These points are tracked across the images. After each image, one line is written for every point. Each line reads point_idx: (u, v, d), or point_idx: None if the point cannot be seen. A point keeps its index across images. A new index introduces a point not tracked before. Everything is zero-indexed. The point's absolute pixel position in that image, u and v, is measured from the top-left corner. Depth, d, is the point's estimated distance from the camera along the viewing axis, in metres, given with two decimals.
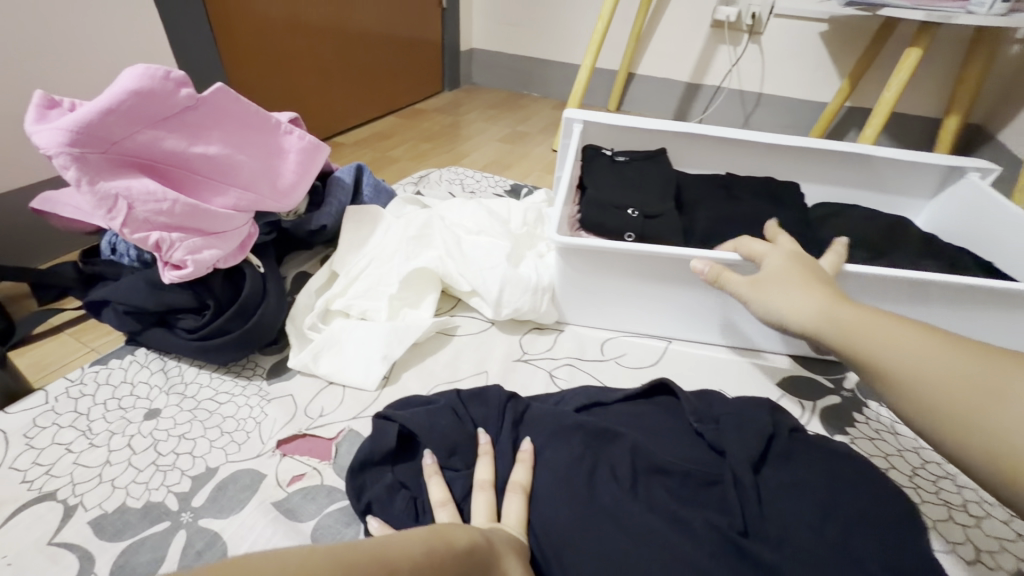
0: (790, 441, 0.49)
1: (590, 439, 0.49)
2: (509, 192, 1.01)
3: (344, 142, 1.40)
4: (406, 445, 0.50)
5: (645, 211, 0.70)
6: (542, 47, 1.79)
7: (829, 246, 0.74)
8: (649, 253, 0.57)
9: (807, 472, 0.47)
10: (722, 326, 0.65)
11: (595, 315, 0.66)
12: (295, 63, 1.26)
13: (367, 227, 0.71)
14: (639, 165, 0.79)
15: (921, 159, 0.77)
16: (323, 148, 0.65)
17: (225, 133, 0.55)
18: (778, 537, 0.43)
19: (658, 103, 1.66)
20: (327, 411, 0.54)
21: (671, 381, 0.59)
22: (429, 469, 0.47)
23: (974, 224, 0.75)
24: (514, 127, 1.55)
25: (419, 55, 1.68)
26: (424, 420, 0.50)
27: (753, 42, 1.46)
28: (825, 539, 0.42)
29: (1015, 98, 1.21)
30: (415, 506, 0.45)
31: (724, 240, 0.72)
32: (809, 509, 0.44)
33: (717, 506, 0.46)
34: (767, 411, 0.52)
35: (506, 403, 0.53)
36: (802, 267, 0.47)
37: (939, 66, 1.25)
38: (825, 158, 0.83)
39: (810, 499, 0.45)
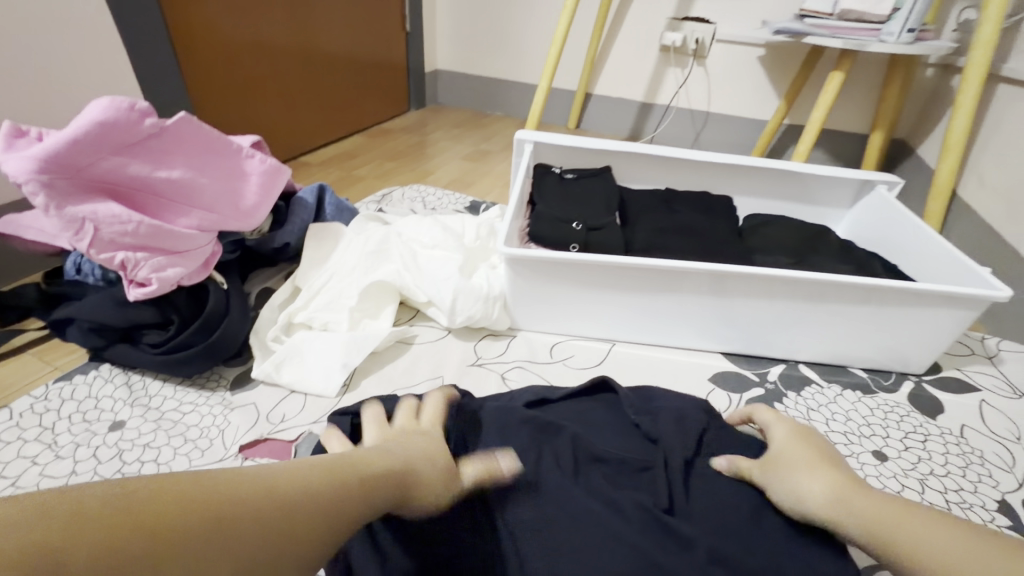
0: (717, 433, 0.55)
1: (538, 432, 0.54)
2: (468, 208, 1.07)
3: (310, 162, 1.44)
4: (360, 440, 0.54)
5: (589, 224, 0.76)
6: (504, 69, 1.87)
7: (756, 253, 0.81)
8: (587, 263, 0.63)
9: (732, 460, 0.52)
10: (658, 328, 0.71)
11: (544, 320, 0.72)
12: (260, 85, 1.29)
13: (328, 243, 0.75)
14: (585, 182, 0.86)
15: (835, 173, 0.86)
16: (284, 170, 0.69)
17: (188, 158, 0.58)
18: (700, 515, 0.48)
19: (614, 122, 1.76)
20: (288, 417, 0.58)
21: (611, 379, 0.65)
22: None
23: (881, 231, 0.84)
24: (477, 145, 1.62)
25: (384, 76, 1.73)
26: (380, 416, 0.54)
27: (699, 65, 1.56)
28: (745, 518, 0.47)
29: (930, 116, 1.34)
30: None
31: (661, 250, 0.78)
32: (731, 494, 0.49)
33: (649, 489, 0.50)
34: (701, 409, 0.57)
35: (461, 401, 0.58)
36: (812, 449, 0.50)
37: (862, 88, 1.37)
38: (753, 173, 0.91)
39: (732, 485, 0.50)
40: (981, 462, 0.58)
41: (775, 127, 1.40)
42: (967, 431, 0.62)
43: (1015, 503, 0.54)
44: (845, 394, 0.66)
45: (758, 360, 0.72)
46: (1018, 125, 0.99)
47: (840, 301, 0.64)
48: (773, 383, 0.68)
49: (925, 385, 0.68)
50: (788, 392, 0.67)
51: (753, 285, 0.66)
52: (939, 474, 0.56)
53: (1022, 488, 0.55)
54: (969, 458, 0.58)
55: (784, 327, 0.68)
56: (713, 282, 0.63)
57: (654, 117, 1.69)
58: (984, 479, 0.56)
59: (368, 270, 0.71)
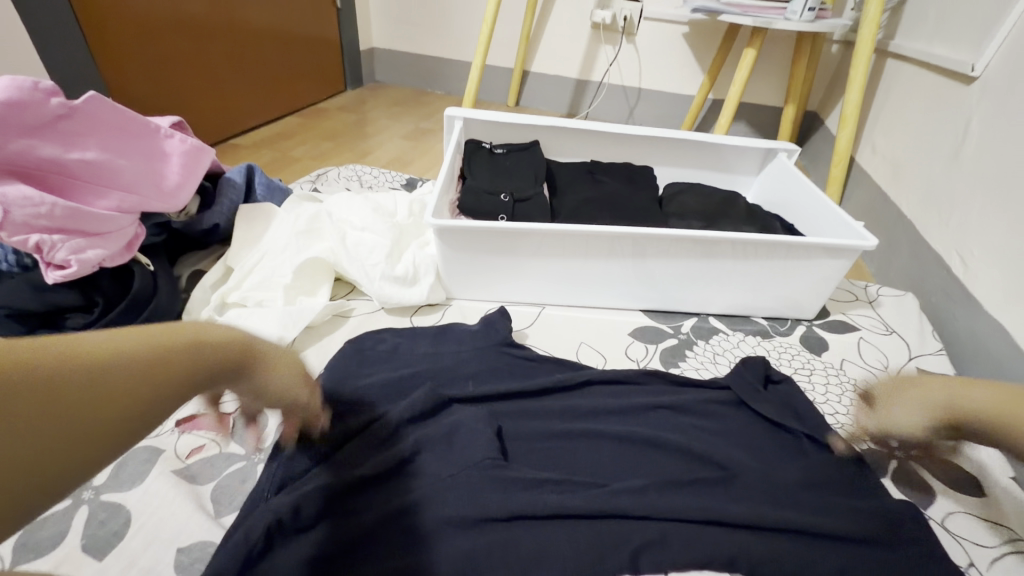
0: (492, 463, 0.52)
1: (664, 413, 0.61)
2: (405, 186, 1.09)
3: (241, 143, 1.39)
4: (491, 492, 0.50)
5: (516, 195, 0.82)
6: (441, 47, 1.85)
7: (674, 220, 0.88)
8: (513, 229, 0.66)
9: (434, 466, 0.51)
10: (584, 290, 0.76)
11: (477, 290, 0.76)
12: (181, 66, 1.24)
13: (260, 223, 0.77)
14: (515, 156, 0.91)
15: (746, 142, 0.93)
16: (207, 151, 0.70)
17: (101, 140, 0.58)
18: (443, 448, 0.53)
19: (552, 99, 1.79)
20: (225, 391, 0.60)
21: (521, 430, 0.57)
22: (494, 481, 0.50)
23: (781, 194, 0.92)
24: (417, 123, 1.61)
25: (317, 55, 1.69)
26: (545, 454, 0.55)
27: (628, 41, 1.61)
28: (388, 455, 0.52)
29: (835, 88, 1.45)
30: (648, 508, 0.50)
31: (585, 216, 0.84)
32: (444, 459, 0.52)
33: (505, 491, 0.50)
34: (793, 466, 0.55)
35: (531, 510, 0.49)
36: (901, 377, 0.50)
37: (775, 62, 1.47)
38: (673, 147, 0.98)
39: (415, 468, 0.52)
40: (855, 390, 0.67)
41: (702, 100, 1.48)
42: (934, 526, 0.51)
43: None
44: (746, 339, 0.75)
45: (673, 316, 0.80)
46: (901, 95, 1.10)
47: (737, 258, 0.71)
48: (686, 333, 0.76)
49: (815, 328, 0.78)
50: (698, 341, 0.75)
51: (669, 253, 0.71)
52: (820, 403, 0.65)
53: None
54: (845, 387, 0.68)
55: (692, 282, 0.75)
56: (629, 243, 0.70)
57: (590, 93, 1.74)
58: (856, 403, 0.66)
59: (302, 248, 0.73)
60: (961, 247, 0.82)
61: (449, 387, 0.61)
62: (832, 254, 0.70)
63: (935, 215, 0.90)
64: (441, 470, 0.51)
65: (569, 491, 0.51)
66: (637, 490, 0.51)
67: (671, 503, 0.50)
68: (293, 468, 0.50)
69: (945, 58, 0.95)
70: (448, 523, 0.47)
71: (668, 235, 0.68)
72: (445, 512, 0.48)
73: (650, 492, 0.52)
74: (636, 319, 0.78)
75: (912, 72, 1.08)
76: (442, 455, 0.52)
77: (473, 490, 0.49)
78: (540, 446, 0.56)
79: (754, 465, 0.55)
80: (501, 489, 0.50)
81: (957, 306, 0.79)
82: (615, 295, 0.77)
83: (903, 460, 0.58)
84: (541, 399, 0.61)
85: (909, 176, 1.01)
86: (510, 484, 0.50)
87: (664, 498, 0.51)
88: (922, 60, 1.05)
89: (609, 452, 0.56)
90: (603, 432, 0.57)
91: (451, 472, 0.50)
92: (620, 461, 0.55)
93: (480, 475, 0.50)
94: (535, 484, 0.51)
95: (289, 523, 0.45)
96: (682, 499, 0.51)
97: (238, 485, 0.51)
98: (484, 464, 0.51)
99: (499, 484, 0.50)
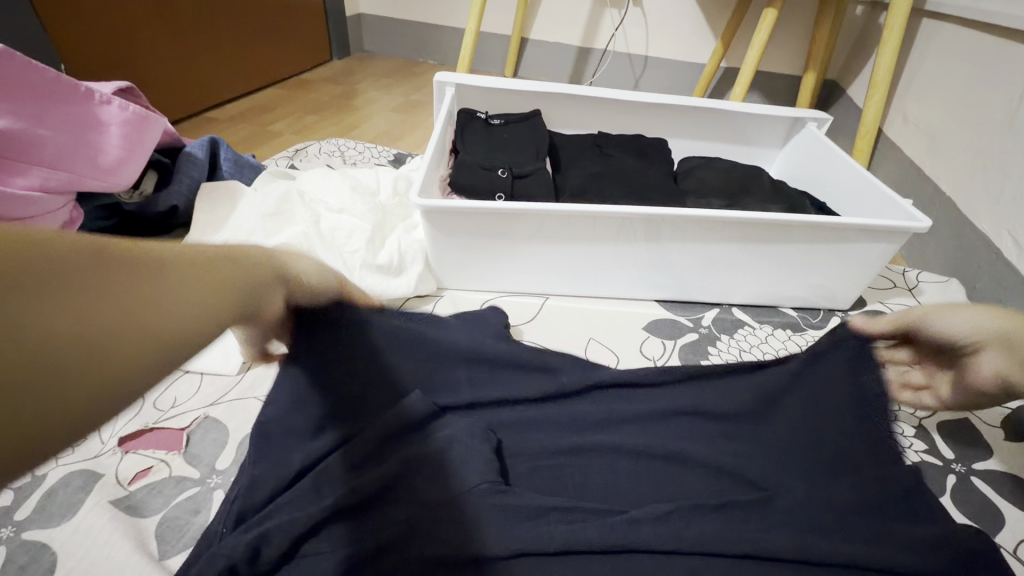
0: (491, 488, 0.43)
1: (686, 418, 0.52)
2: (393, 162, 0.99)
3: (217, 117, 1.29)
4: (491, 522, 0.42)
5: (515, 171, 0.73)
6: (432, 12, 1.72)
7: (692, 199, 0.79)
8: (512, 210, 0.57)
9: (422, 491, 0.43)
10: (593, 278, 0.68)
11: (472, 280, 0.67)
12: (144, 30, 1.13)
13: (225, 205, 0.67)
14: (514, 127, 0.81)
15: (771, 111, 0.83)
16: (156, 119, 0.60)
17: (14, 104, 0.48)
18: (433, 467, 0.44)
19: (552, 69, 1.68)
20: (180, 401, 0.51)
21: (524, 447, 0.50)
22: (494, 510, 0.42)
23: (809, 169, 0.83)
24: (408, 95, 1.50)
25: (298, 21, 1.56)
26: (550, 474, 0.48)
27: (635, 4, 1.49)
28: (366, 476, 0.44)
29: (859, 54, 1.34)
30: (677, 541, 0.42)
31: (593, 194, 0.75)
32: (434, 481, 0.44)
33: (505, 522, 0.42)
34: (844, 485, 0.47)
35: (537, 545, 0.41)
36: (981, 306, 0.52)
37: (794, 26, 1.36)
38: (690, 116, 0.88)
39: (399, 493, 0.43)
40: None
41: (715, 68, 1.37)
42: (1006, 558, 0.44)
43: (932, 427, 0.56)
44: (775, 333, 0.67)
45: (691, 307, 0.71)
46: (938, 58, 1.00)
47: (768, 242, 0.63)
48: (708, 327, 0.68)
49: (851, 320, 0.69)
50: (721, 336, 0.66)
51: (690, 236, 0.62)
52: None
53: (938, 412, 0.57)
54: None
55: (715, 269, 0.67)
56: (645, 225, 0.61)
57: (593, 62, 1.62)
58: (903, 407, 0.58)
59: (271, 233, 0.64)
60: (1014, 227, 0.73)
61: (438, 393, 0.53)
62: (876, 237, 0.61)
63: (981, 191, 0.81)
64: (431, 496, 0.43)
65: (581, 521, 0.43)
66: (664, 516, 0.43)
67: (702, 532, 0.42)
68: (254, 496, 0.42)
69: (994, 14, 0.85)
70: (438, 564, 0.39)
71: (690, 216, 0.59)
72: (435, 550, 0.40)
73: (676, 517, 0.44)
74: (650, 310, 0.70)
75: (953, 32, 0.97)
76: (432, 477, 0.44)
77: (467, 524, 0.41)
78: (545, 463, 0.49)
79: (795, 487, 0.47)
80: (502, 520, 0.42)
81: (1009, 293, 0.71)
82: (627, 285, 0.69)
83: (963, 475, 0.52)
84: (546, 406, 0.53)
85: (948, 148, 0.92)
86: (512, 514, 0.42)
87: (697, 526, 0.43)
88: (965, 18, 0.94)
89: (625, 470, 0.49)
90: (618, 446, 0.50)
91: (442, 500, 0.42)
92: (638, 481, 0.48)
93: (476, 505, 0.42)
94: (542, 513, 0.43)
95: (244, 569, 0.38)
96: (712, 526, 0.43)
97: (189, 516, 0.43)
98: (481, 489, 0.43)
99: (499, 515, 0.42)
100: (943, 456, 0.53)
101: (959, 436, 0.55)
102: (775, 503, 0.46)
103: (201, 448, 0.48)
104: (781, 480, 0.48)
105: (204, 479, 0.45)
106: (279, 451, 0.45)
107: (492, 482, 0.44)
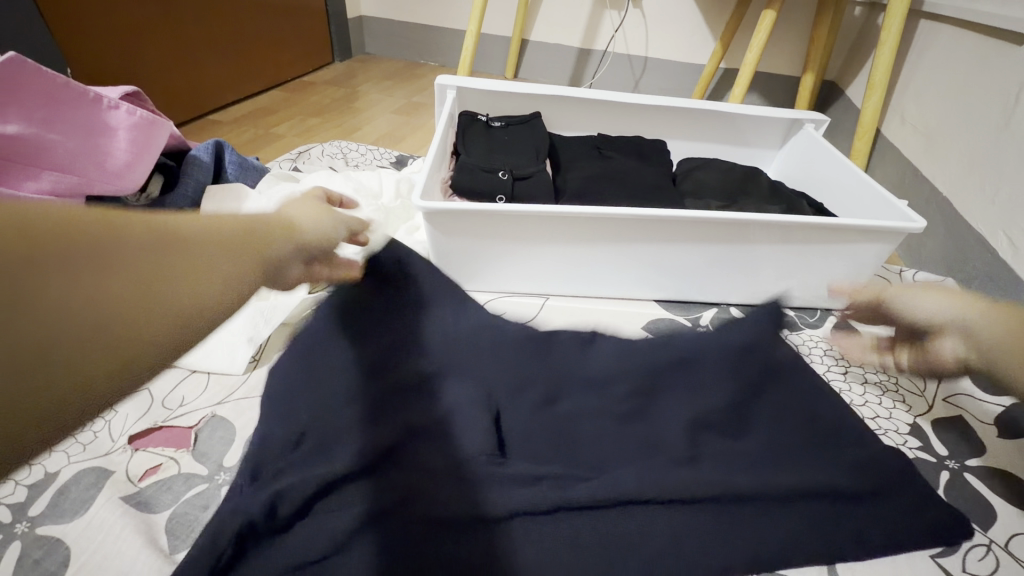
0: (489, 450, 0.47)
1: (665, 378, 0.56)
2: (395, 164, 1.00)
3: (220, 120, 1.30)
4: (486, 478, 0.45)
5: (515, 173, 0.74)
6: (433, 14, 1.73)
7: (689, 200, 0.80)
8: (511, 212, 0.58)
9: (423, 457, 0.46)
10: (593, 279, 0.69)
11: (473, 280, 0.68)
12: (148, 34, 1.14)
13: (229, 207, 0.68)
14: (514, 129, 0.82)
15: (769, 113, 0.84)
16: (164, 123, 0.60)
17: (25, 110, 0.50)
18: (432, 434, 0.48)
19: (552, 70, 1.69)
20: (188, 400, 0.52)
21: (519, 412, 0.52)
22: (489, 475, 0.45)
23: (806, 170, 0.84)
24: (410, 97, 1.51)
25: (300, 24, 1.58)
26: (545, 433, 0.50)
27: (634, 6, 1.50)
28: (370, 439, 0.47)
29: (857, 55, 1.35)
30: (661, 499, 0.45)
31: (592, 196, 0.76)
32: (435, 449, 0.47)
33: (501, 485, 0.45)
34: (827, 466, 0.49)
35: (529, 504, 0.43)
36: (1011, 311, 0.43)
37: (793, 27, 1.37)
38: (688, 119, 0.89)
39: (402, 456, 0.47)
40: (897, 390, 0.60)
41: (714, 69, 1.37)
42: (991, 559, 0.45)
43: (926, 424, 0.57)
44: None
45: (690, 306, 0.72)
46: (936, 59, 1.00)
47: (765, 242, 0.63)
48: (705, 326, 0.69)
49: None
50: None
51: (688, 237, 0.63)
52: (857, 405, 0.58)
53: (932, 410, 0.58)
54: (885, 387, 0.61)
55: (713, 269, 0.67)
56: (644, 227, 0.62)
57: (593, 64, 1.63)
58: (898, 405, 0.59)
59: None
60: (1010, 225, 0.74)
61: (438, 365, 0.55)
62: (872, 236, 0.62)
63: (977, 191, 0.82)
64: (431, 460, 0.46)
65: (571, 480, 0.46)
66: (653, 479, 0.46)
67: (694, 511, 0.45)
68: (267, 452, 0.46)
69: (990, 16, 0.86)
70: (439, 525, 0.42)
71: (688, 218, 0.60)
72: (436, 511, 0.43)
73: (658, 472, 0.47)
74: (649, 310, 0.71)
75: (950, 33, 0.98)
76: (431, 445, 0.47)
77: (464, 487, 0.44)
78: (539, 426, 0.51)
79: (782, 461, 0.49)
80: (497, 486, 0.45)
81: (1005, 292, 0.72)
82: (626, 285, 0.70)
83: (956, 471, 0.53)
84: (538, 372, 0.56)
85: (945, 149, 0.93)
86: (507, 478, 0.45)
87: (684, 487, 0.46)
88: (961, 19, 0.95)
89: (615, 432, 0.51)
90: (609, 413, 0.52)
91: (442, 466, 0.46)
92: (629, 441, 0.50)
93: (473, 472, 0.45)
94: (536, 476, 0.46)
95: (262, 525, 0.40)
96: (695, 486, 0.46)
97: (198, 512, 0.44)
98: (478, 455, 0.46)
99: (493, 482, 0.45)
100: (937, 453, 0.54)
101: (954, 434, 0.56)
102: (760, 470, 0.48)
103: (208, 445, 0.49)
104: (770, 458, 0.49)
105: (212, 476, 0.46)
106: (288, 409, 0.48)
107: (489, 453, 0.47)
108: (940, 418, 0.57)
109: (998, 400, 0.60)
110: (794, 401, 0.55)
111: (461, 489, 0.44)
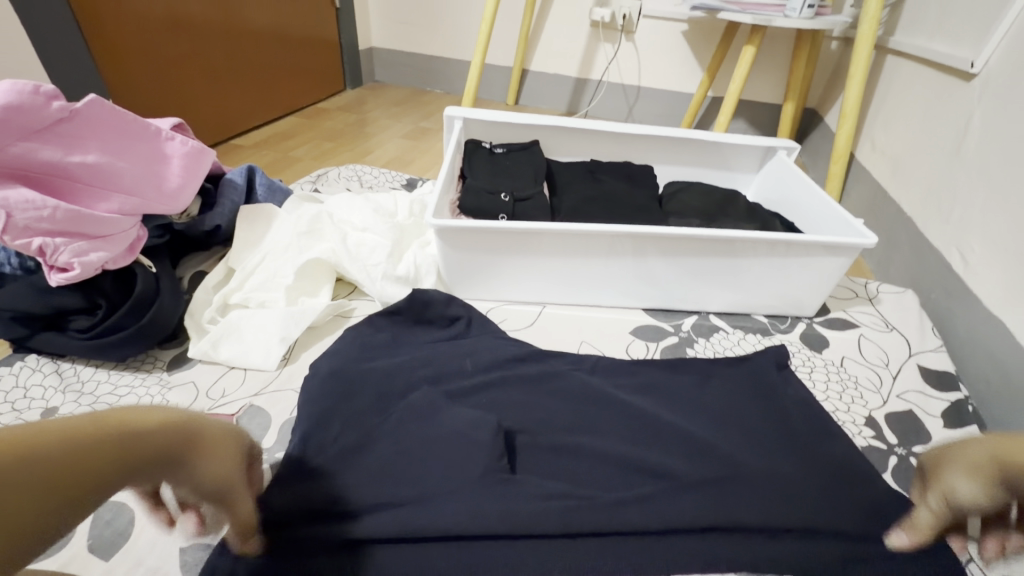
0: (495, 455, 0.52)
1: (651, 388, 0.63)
2: (405, 186, 1.09)
3: (241, 144, 1.40)
4: (491, 481, 0.50)
5: (516, 195, 0.82)
6: (440, 45, 1.84)
7: (673, 219, 0.88)
8: (513, 229, 0.66)
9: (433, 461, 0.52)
10: (585, 289, 0.77)
11: (478, 290, 0.76)
12: (180, 66, 1.24)
13: (261, 224, 0.77)
14: (514, 155, 0.91)
15: (746, 141, 0.93)
16: (207, 153, 0.70)
17: (102, 143, 0.58)
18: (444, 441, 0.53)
19: (551, 97, 1.79)
20: (228, 392, 0.60)
21: (526, 423, 0.58)
22: (493, 477, 0.51)
23: (780, 191, 0.92)
24: (417, 122, 1.61)
25: (316, 55, 1.69)
26: (547, 443, 0.56)
27: (627, 40, 1.61)
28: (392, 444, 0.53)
29: (834, 85, 1.45)
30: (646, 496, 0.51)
31: (583, 216, 0.84)
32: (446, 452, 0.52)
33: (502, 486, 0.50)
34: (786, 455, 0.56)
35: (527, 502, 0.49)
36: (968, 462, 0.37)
37: (774, 60, 1.47)
38: (673, 145, 0.98)
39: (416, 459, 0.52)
40: (855, 387, 0.68)
41: (702, 98, 1.47)
42: None
43: (880, 417, 0.64)
44: (747, 337, 0.75)
45: (673, 314, 0.80)
46: (900, 92, 1.10)
47: (738, 256, 0.71)
48: (687, 331, 0.76)
49: (815, 326, 0.78)
50: (699, 339, 0.75)
51: (670, 251, 0.71)
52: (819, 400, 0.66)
53: (885, 405, 0.66)
54: (845, 384, 0.68)
55: (694, 280, 0.75)
56: (631, 243, 0.70)
57: (589, 91, 1.74)
58: (856, 400, 0.66)
59: (303, 249, 0.73)
60: (962, 243, 0.82)
61: (449, 379, 0.62)
62: (833, 251, 0.70)
63: (935, 212, 0.90)
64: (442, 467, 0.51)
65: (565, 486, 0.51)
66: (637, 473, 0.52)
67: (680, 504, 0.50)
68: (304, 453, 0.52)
69: (944, 56, 0.95)
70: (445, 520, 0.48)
71: (668, 234, 0.68)
72: (445, 506, 0.48)
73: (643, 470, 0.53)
74: (636, 317, 0.78)
75: (912, 69, 1.08)
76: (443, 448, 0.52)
77: (468, 487, 0.50)
78: (543, 433, 0.57)
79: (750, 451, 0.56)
80: (499, 489, 0.50)
81: (957, 303, 0.80)
82: (615, 294, 0.78)
83: (904, 457, 0.60)
84: (540, 381, 0.63)
85: (909, 173, 1.01)
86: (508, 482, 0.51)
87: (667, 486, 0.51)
88: (921, 56, 1.04)
89: (609, 434, 0.58)
90: (604, 416, 0.59)
91: (452, 470, 0.51)
92: (620, 439, 0.57)
93: (478, 472, 0.51)
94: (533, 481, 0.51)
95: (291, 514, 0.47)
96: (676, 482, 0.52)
97: None
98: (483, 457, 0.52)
99: (496, 484, 0.50)
100: (888, 441, 0.61)
101: (904, 425, 0.63)
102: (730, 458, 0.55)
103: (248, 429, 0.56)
104: (737, 444, 0.57)
105: (252, 455, 0.54)
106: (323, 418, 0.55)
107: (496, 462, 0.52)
108: (892, 411, 0.65)
109: (945, 396, 0.67)
110: (766, 400, 0.62)
111: (469, 487, 0.50)
